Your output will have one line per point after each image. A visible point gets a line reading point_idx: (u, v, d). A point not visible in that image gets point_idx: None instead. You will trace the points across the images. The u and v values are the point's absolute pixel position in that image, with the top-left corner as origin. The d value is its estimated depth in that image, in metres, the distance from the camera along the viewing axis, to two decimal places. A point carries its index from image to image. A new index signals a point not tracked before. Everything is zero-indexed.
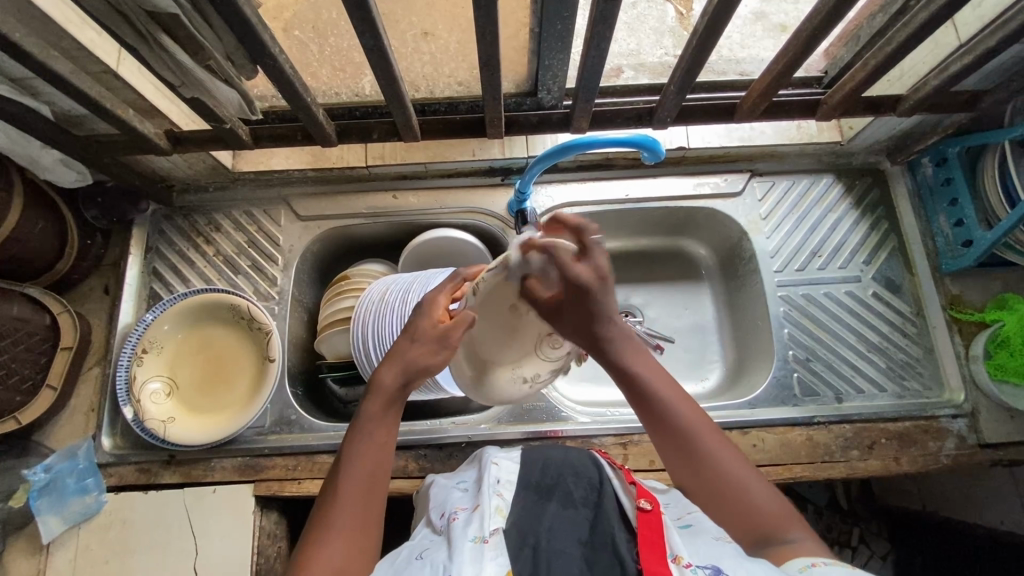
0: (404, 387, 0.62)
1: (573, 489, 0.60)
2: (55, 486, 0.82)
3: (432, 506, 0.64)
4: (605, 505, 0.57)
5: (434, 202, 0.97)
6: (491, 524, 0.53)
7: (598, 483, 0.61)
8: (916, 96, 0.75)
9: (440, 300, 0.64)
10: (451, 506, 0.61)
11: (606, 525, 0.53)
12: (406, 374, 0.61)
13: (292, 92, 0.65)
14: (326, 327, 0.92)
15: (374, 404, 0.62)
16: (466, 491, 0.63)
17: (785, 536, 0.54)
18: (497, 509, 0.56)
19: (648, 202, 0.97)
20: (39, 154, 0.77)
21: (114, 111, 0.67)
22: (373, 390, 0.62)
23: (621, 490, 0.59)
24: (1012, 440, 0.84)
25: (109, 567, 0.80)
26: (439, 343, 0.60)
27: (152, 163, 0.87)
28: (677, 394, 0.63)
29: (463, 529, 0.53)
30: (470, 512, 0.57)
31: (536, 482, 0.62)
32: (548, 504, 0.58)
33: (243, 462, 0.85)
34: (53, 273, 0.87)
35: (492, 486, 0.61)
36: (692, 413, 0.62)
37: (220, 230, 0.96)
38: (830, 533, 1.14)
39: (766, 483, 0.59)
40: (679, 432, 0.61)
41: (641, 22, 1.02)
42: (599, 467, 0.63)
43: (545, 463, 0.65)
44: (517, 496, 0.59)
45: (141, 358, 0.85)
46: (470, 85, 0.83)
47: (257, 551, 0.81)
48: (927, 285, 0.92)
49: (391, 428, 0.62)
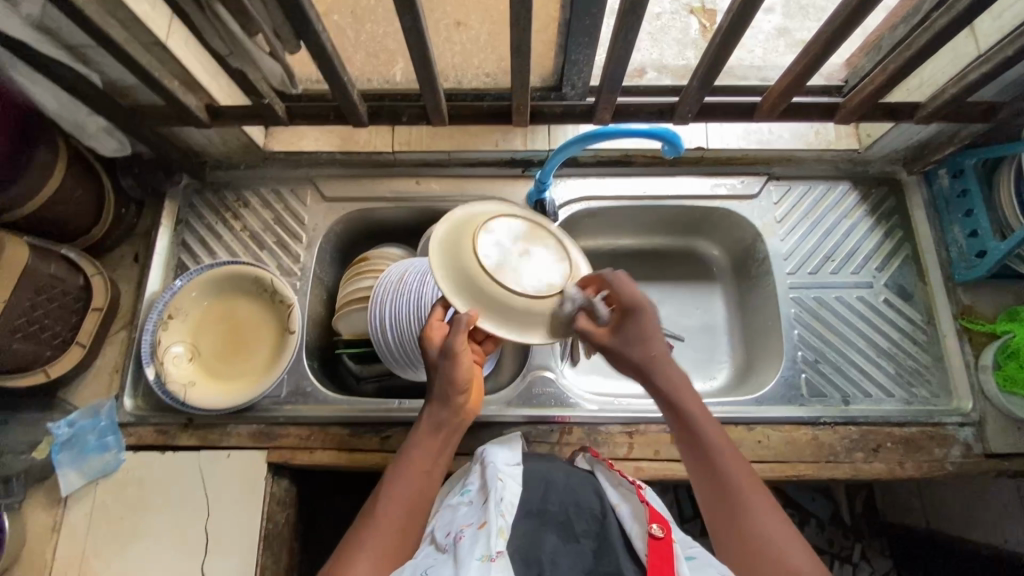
0: (450, 412, 0.70)
1: (576, 520, 0.66)
2: (77, 441, 0.86)
3: (437, 523, 0.68)
4: (608, 537, 0.63)
5: (455, 189, 0.99)
6: (496, 544, 0.59)
7: (602, 512, 0.66)
8: (934, 103, 0.76)
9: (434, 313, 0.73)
10: (456, 524, 0.65)
11: (611, 560, 0.61)
12: (441, 395, 0.70)
13: (331, 69, 0.68)
14: (345, 305, 0.95)
15: (422, 428, 0.70)
16: (471, 506, 0.67)
17: None
18: (501, 529, 0.61)
19: (666, 199, 0.99)
20: (85, 120, 0.80)
21: (161, 81, 0.71)
22: (426, 415, 0.71)
23: (627, 516, 0.65)
24: (1018, 450, 0.84)
25: (124, 522, 0.83)
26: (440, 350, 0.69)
27: (190, 137, 0.91)
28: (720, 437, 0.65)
29: (470, 548, 0.59)
30: (477, 529, 0.62)
31: (537, 507, 0.68)
32: (550, 539, 0.64)
33: (257, 429, 0.88)
34: (89, 237, 0.91)
35: (497, 504, 0.64)
36: (740, 465, 0.63)
37: (248, 206, 0.99)
38: (832, 549, 1.24)
39: (809, 552, 0.57)
40: (719, 475, 0.63)
41: (664, 32, 1.04)
42: (601, 495, 0.68)
43: (547, 485, 0.70)
44: (520, 525, 0.66)
45: (167, 323, 0.88)
46: (497, 77, 0.88)
47: (267, 516, 0.83)
48: (939, 293, 0.93)
49: (431, 453, 0.69)
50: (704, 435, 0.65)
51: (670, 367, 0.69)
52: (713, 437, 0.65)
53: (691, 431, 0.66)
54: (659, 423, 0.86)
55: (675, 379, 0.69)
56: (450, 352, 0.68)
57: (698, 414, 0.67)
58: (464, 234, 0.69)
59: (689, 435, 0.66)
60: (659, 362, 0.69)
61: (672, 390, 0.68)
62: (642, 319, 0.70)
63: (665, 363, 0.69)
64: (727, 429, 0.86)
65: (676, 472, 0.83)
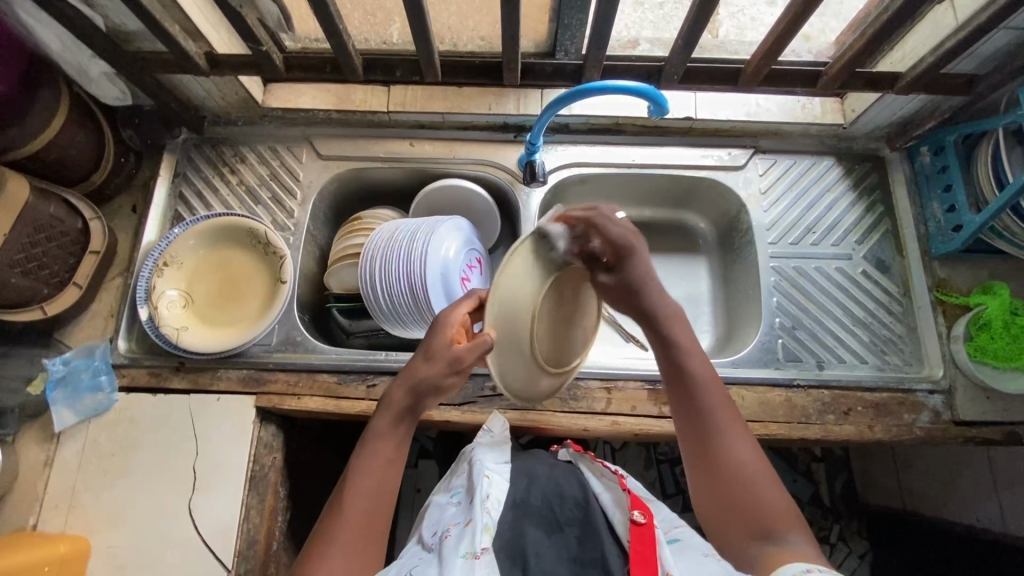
0: (414, 406, 0.68)
1: (559, 510, 0.69)
2: (72, 379, 0.88)
3: (428, 523, 0.75)
4: (591, 522, 0.65)
5: (449, 151, 1.02)
6: (481, 541, 0.61)
7: (584, 500, 0.69)
8: (914, 73, 0.79)
9: (460, 315, 0.70)
10: (444, 524, 0.71)
11: (595, 543, 0.62)
12: (415, 394, 0.68)
13: (327, 16, 0.70)
14: (337, 260, 0.97)
15: (383, 420, 0.68)
16: (458, 507, 0.73)
17: (783, 536, 0.58)
18: (486, 526, 0.64)
19: (654, 168, 1.01)
20: (87, 64, 0.82)
21: (161, 24, 0.73)
22: (387, 408, 0.68)
23: (610, 503, 0.67)
24: (985, 418, 0.87)
25: (114, 459, 0.85)
26: (453, 365, 0.67)
27: (189, 89, 0.93)
28: (710, 377, 0.68)
29: (456, 547, 0.62)
30: (462, 528, 0.65)
31: (521, 500, 0.71)
32: (534, 530, 0.66)
33: (247, 375, 0.90)
34: (88, 183, 0.93)
35: (482, 501, 0.68)
36: (724, 404, 0.67)
37: (245, 161, 1.01)
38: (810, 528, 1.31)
39: (780, 492, 0.62)
40: (700, 412, 0.66)
41: (668, 22, 1.02)
42: (584, 487, 0.72)
43: (529, 482, 0.74)
44: (504, 515, 0.68)
45: (162, 270, 0.90)
46: (492, 40, 0.91)
47: (253, 458, 0.86)
48: (916, 266, 0.95)
49: (394, 445, 0.67)
50: (693, 374, 0.68)
51: (663, 296, 0.71)
52: (702, 373, 0.68)
53: (680, 370, 0.68)
54: (637, 380, 0.88)
55: (667, 308, 0.71)
56: (456, 364, 0.67)
57: (689, 353, 0.69)
58: (540, 274, 0.66)
59: (679, 373, 0.68)
60: (650, 292, 0.71)
61: (666, 323, 0.70)
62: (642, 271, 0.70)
63: (657, 290, 0.71)
64: None
65: (652, 427, 0.86)
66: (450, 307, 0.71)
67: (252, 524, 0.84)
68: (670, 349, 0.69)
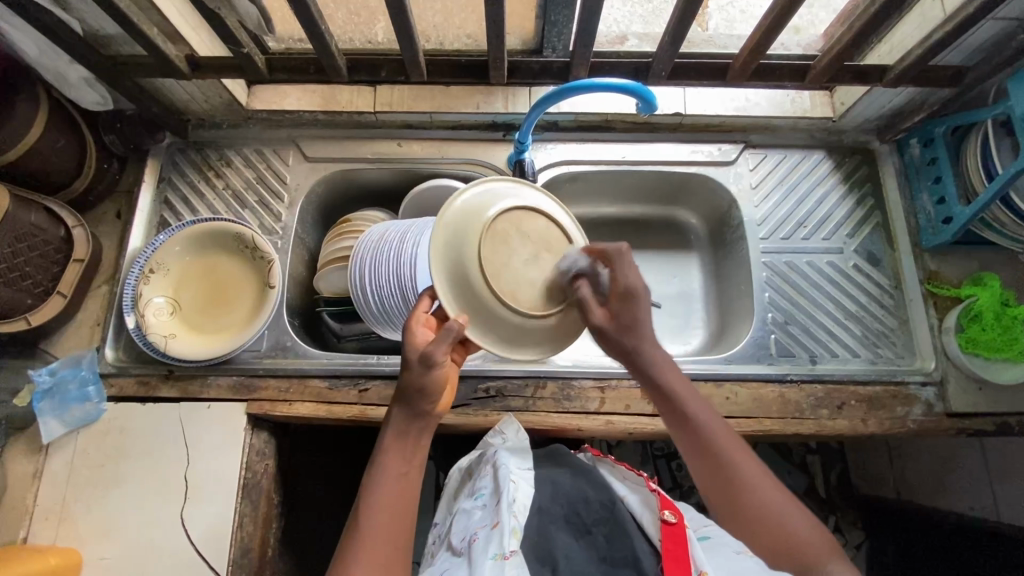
0: (412, 414, 0.68)
1: (585, 513, 0.70)
2: (59, 390, 0.87)
3: (455, 529, 0.73)
4: (618, 523, 0.67)
5: (437, 151, 1.01)
6: (509, 542, 0.61)
7: (610, 501, 0.71)
8: (901, 66, 0.78)
9: (421, 314, 0.69)
10: (471, 528, 0.69)
11: (625, 543, 0.63)
12: (410, 403, 0.67)
13: (307, 15, 0.69)
14: (325, 264, 0.96)
15: (390, 435, 0.68)
16: (484, 509, 0.71)
17: (824, 566, 0.56)
18: (513, 529, 0.63)
19: (644, 165, 1.01)
20: (66, 69, 0.81)
21: (139, 27, 0.71)
22: (393, 420, 0.69)
23: (636, 504, 0.69)
24: (977, 409, 0.87)
25: (104, 470, 0.84)
26: (427, 364, 0.65)
27: (171, 93, 0.92)
28: (709, 414, 0.69)
29: (485, 548, 0.62)
30: (490, 530, 0.65)
31: (547, 505, 0.72)
32: (563, 533, 0.68)
33: (237, 381, 0.89)
34: (71, 190, 0.91)
35: (508, 505, 0.66)
36: (731, 439, 0.67)
37: (230, 165, 1.00)
38: None
39: (810, 517, 0.61)
40: (710, 451, 0.66)
41: (658, 16, 1.01)
42: (610, 490, 0.73)
43: (555, 484, 0.76)
44: (533, 521, 0.69)
45: (148, 277, 0.89)
46: (478, 38, 0.90)
47: (245, 466, 0.85)
48: (906, 259, 0.95)
49: (407, 456, 0.68)
50: (692, 413, 0.69)
51: (652, 345, 0.72)
52: (699, 413, 0.69)
53: (680, 413, 0.69)
54: (631, 379, 0.88)
55: (657, 355, 0.72)
56: (430, 361, 0.65)
57: (685, 395, 0.70)
58: (462, 224, 0.66)
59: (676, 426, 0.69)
60: (647, 345, 0.72)
61: (658, 369, 0.71)
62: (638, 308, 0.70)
63: (650, 339, 0.72)
64: (697, 385, 0.88)
65: (646, 426, 0.86)
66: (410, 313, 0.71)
67: (246, 532, 0.83)
68: (666, 395, 0.70)
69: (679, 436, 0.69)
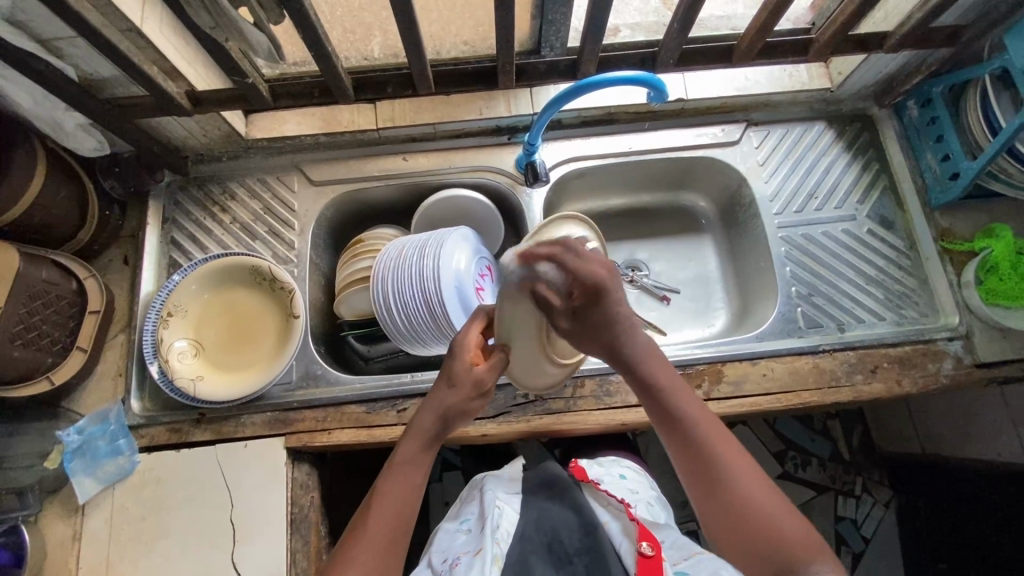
0: (442, 430, 0.65)
1: (567, 541, 0.67)
2: (89, 447, 0.84)
3: (436, 550, 0.73)
4: (601, 548, 0.65)
5: (444, 162, 1.00)
6: (489, 571, 0.61)
7: (591, 527, 0.69)
8: (902, 31, 0.80)
9: (473, 335, 0.68)
10: (454, 552, 0.70)
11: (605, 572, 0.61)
12: (445, 419, 0.65)
13: (314, 36, 0.68)
14: (345, 287, 0.95)
15: (411, 444, 0.65)
16: (468, 534, 0.72)
17: (806, 566, 0.55)
18: (495, 557, 0.64)
19: (651, 153, 1.01)
20: (63, 118, 0.78)
21: (141, 68, 0.70)
22: (412, 436, 0.65)
23: (618, 528, 0.67)
24: (1006, 357, 0.88)
25: (146, 523, 0.82)
26: (477, 388, 0.65)
27: (169, 130, 0.90)
28: (696, 410, 0.64)
29: (465, 572, 0.62)
30: (472, 555, 0.65)
31: (528, 533, 0.69)
32: (543, 564, 0.64)
33: (272, 416, 0.87)
34: (75, 241, 0.89)
35: (492, 533, 0.68)
36: (719, 435, 0.63)
37: (235, 198, 0.98)
38: (834, 484, 1.32)
39: (794, 513, 0.59)
40: (694, 448, 0.63)
41: (628, 3, 1.01)
42: (591, 515, 0.71)
43: (540, 515, 0.72)
44: (514, 547, 0.67)
45: (167, 321, 0.86)
46: (475, 45, 0.89)
47: (291, 501, 0.83)
48: (918, 219, 0.97)
49: (421, 470, 0.65)
50: (679, 411, 0.64)
51: (636, 334, 0.65)
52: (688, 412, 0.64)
53: (665, 410, 0.64)
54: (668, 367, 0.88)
55: (645, 346, 0.66)
56: (484, 389, 0.66)
57: (672, 391, 0.65)
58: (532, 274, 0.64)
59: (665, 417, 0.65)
60: (629, 337, 0.64)
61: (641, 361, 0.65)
62: (607, 301, 0.60)
63: (633, 332, 0.64)
64: (732, 366, 0.89)
65: None
66: (460, 331, 0.69)
67: (300, 568, 0.81)
68: (649, 389, 0.65)
69: (665, 430, 0.65)
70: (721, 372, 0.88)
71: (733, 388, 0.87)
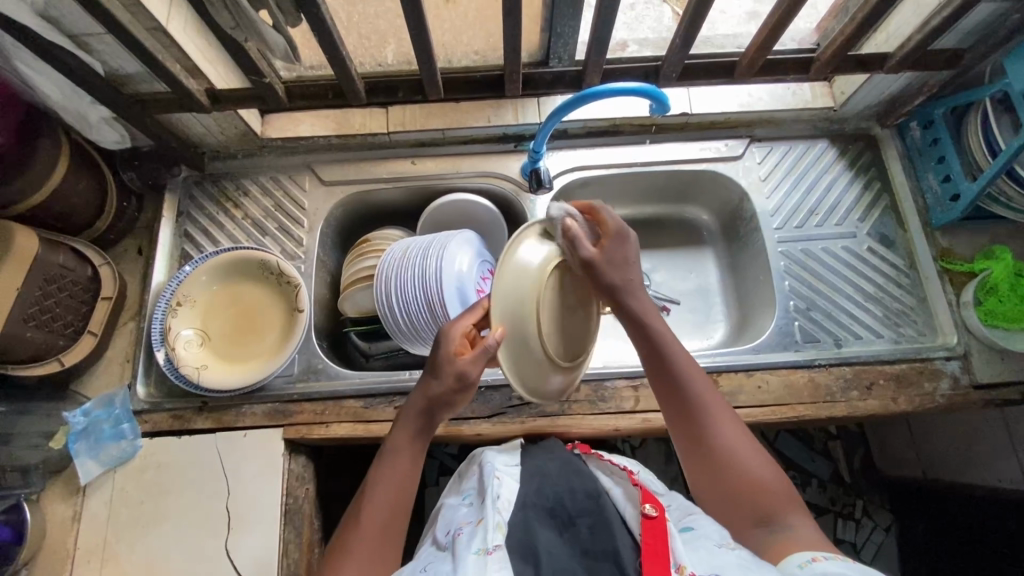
0: (429, 419, 0.70)
1: (570, 503, 0.68)
2: (93, 430, 0.86)
3: (439, 525, 0.74)
4: (603, 516, 0.64)
5: (451, 167, 1.02)
6: (494, 538, 0.61)
7: (597, 494, 0.68)
8: (902, 52, 0.82)
9: (462, 327, 0.70)
10: (456, 523, 0.71)
11: (607, 535, 0.61)
12: (430, 408, 0.69)
13: (330, 41, 0.71)
14: (350, 285, 0.97)
15: (401, 434, 0.69)
16: (471, 506, 0.73)
17: (782, 520, 0.61)
18: (498, 524, 0.64)
19: (655, 165, 1.03)
20: (88, 110, 0.81)
21: (164, 65, 0.73)
22: (401, 424, 0.70)
23: (621, 496, 0.68)
24: (1003, 379, 0.88)
25: (144, 507, 0.84)
26: (460, 379, 0.67)
27: (189, 127, 0.93)
28: (692, 369, 0.70)
29: (468, 543, 0.62)
30: (474, 526, 0.66)
31: (533, 497, 0.69)
32: (546, 525, 0.64)
33: (272, 407, 0.89)
34: (92, 230, 0.92)
35: (494, 500, 0.68)
36: (710, 395, 0.69)
37: (248, 194, 1.01)
38: (834, 506, 1.31)
39: (774, 469, 0.65)
40: (687, 403, 0.68)
41: (639, 22, 1.04)
42: (596, 481, 0.71)
43: (541, 477, 0.73)
44: (516, 512, 0.67)
45: (175, 310, 0.89)
46: (485, 54, 0.92)
47: (286, 491, 0.85)
48: (918, 238, 0.97)
49: (413, 457, 0.69)
50: (677, 370, 0.70)
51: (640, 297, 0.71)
52: (690, 376, 0.69)
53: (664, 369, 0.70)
54: None
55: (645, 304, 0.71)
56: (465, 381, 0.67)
57: (672, 352, 0.70)
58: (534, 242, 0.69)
59: (672, 388, 0.69)
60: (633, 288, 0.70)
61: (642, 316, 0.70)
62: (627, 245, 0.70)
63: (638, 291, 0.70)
64: (728, 376, 0.89)
65: None
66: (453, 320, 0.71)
67: (291, 559, 0.83)
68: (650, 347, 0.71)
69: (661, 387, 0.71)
70: (716, 382, 0.89)
71: (727, 398, 0.88)
